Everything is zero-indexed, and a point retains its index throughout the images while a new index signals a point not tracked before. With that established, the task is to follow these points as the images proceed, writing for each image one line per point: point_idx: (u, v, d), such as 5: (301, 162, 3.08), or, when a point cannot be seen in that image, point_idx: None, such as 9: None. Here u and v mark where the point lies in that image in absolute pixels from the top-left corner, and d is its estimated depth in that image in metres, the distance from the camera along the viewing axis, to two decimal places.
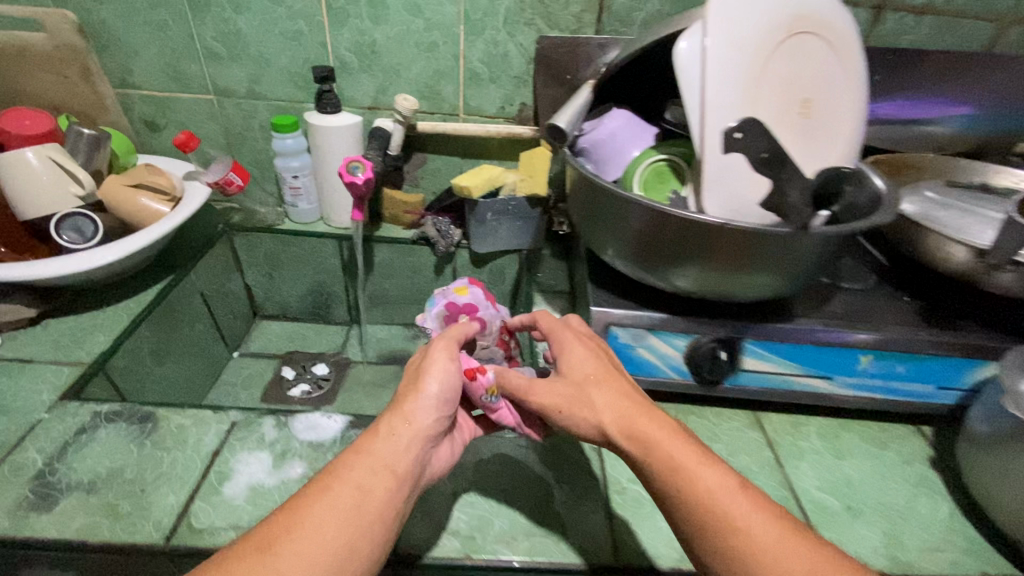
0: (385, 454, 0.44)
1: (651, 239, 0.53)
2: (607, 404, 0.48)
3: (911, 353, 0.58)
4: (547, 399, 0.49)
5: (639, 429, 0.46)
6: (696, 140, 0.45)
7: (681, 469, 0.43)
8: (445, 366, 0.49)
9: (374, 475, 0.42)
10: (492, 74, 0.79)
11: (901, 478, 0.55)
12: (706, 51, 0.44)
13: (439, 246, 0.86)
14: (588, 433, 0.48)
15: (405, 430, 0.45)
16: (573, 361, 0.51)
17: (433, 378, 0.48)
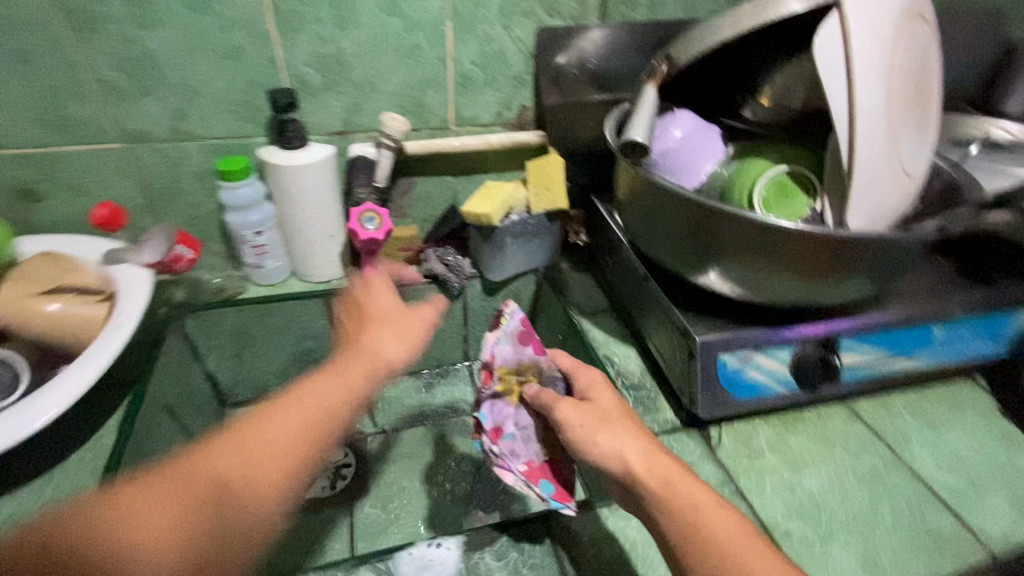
0: (313, 408, 0.40)
1: (750, 253, 0.49)
2: (631, 438, 0.45)
3: (977, 313, 0.60)
4: (576, 415, 0.47)
5: (662, 465, 0.43)
6: (845, 152, 0.40)
7: (702, 508, 0.40)
8: (409, 326, 0.49)
9: (307, 420, 0.39)
10: (488, 76, 0.67)
11: (993, 437, 0.58)
12: (850, 49, 0.39)
13: (452, 284, 0.74)
14: (604, 463, 0.44)
15: (337, 384, 0.42)
16: (598, 391, 0.50)
17: (392, 338, 0.47)
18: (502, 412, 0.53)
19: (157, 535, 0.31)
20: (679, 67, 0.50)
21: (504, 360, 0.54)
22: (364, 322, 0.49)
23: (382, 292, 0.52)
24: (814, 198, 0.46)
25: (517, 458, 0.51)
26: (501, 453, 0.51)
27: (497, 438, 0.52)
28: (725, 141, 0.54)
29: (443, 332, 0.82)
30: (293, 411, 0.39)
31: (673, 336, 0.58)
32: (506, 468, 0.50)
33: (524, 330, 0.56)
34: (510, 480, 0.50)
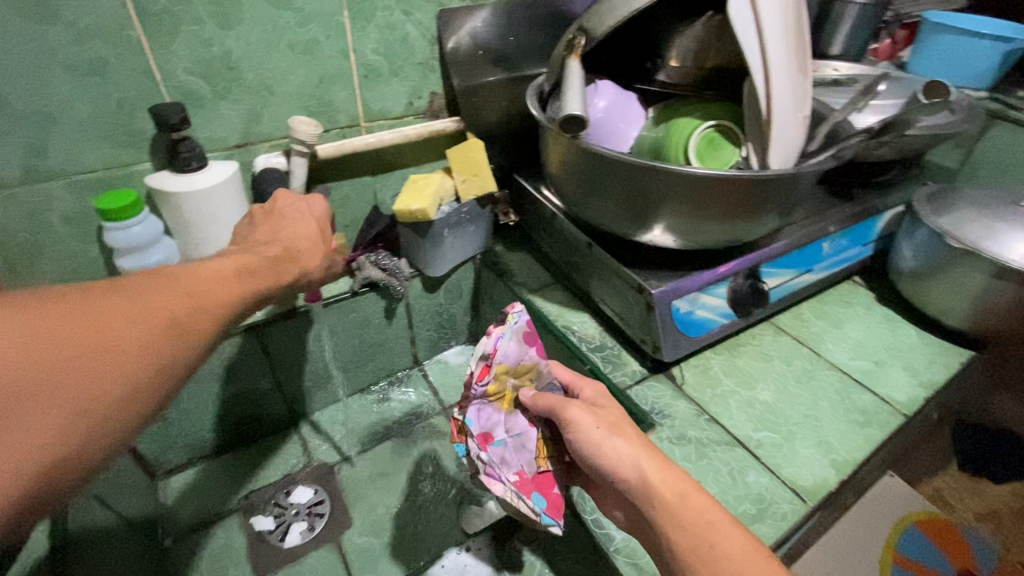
0: (229, 273, 0.39)
1: (687, 203, 0.53)
2: (644, 448, 0.45)
3: (852, 225, 0.71)
4: (595, 417, 0.47)
5: (675, 477, 0.43)
6: (763, 100, 0.46)
7: (715, 523, 0.41)
8: (309, 233, 0.50)
9: (236, 278, 0.39)
10: (393, 66, 0.64)
11: (878, 321, 0.71)
12: (757, 15, 0.44)
13: (394, 287, 0.71)
14: (619, 470, 0.44)
15: (260, 263, 0.43)
16: (607, 400, 0.51)
17: (294, 237, 0.48)
18: (490, 418, 0.51)
19: (108, 341, 0.29)
20: (596, 38, 0.52)
21: (504, 357, 0.51)
22: (263, 220, 0.51)
23: (303, 197, 0.52)
24: (738, 146, 0.51)
25: (507, 467, 0.49)
26: (490, 461, 0.48)
27: (485, 445, 0.50)
28: (642, 107, 0.58)
29: (388, 341, 0.79)
30: (209, 270, 0.38)
31: (627, 295, 0.61)
32: (497, 478, 0.47)
33: (530, 331, 0.52)
34: (499, 491, 0.47)
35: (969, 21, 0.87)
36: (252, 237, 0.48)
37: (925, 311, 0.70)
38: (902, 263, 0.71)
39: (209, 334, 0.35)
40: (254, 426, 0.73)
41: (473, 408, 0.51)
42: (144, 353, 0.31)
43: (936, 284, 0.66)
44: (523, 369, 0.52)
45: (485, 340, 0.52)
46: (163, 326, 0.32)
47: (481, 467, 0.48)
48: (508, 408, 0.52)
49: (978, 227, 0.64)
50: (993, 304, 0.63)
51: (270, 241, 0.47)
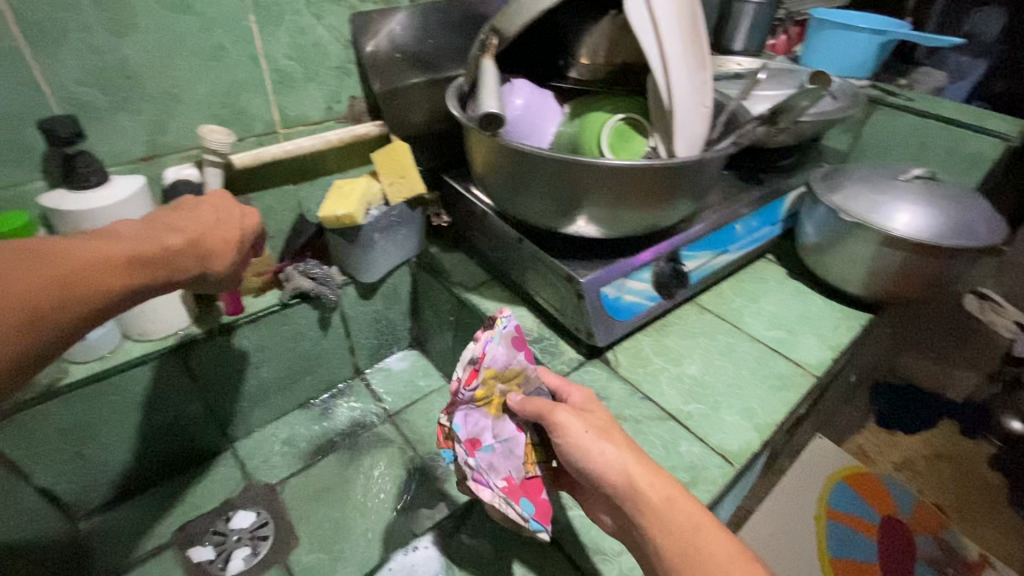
0: (115, 257, 0.36)
1: (608, 193, 0.56)
2: (630, 451, 0.46)
3: (761, 207, 0.77)
4: (584, 420, 0.48)
5: (662, 483, 0.44)
6: (664, 90, 0.49)
7: (701, 528, 0.42)
8: (230, 229, 0.47)
9: (121, 261, 0.36)
10: (308, 71, 0.63)
11: (790, 294, 0.77)
12: (652, 14, 0.47)
13: (326, 296, 0.69)
14: (608, 474, 0.45)
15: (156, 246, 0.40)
16: (596, 406, 0.51)
17: (210, 227, 0.45)
18: (478, 424, 0.51)
19: None
20: (507, 39, 0.54)
21: (493, 361, 0.51)
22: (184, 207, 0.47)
23: (237, 207, 0.49)
24: (646, 137, 0.54)
25: (495, 472, 0.50)
26: (478, 467, 0.49)
27: (473, 450, 0.50)
28: (559, 103, 0.60)
29: (326, 352, 0.77)
30: (88, 252, 0.35)
31: (560, 286, 0.63)
32: (485, 484, 0.48)
33: (519, 337, 0.53)
34: (488, 496, 0.48)
35: (848, 16, 0.96)
36: (170, 218, 0.44)
37: (829, 281, 0.77)
38: (806, 239, 0.77)
39: (73, 321, 0.33)
40: (185, 453, 0.70)
41: (460, 414, 0.51)
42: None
43: (835, 255, 0.73)
44: (511, 374, 0.52)
45: (474, 345, 0.52)
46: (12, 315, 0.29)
47: (469, 474, 0.49)
48: (496, 413, 0.52)
49: (867, 201, 0.70)
50: (883, 269, 0.70)
51: (187, 226, 0.44)
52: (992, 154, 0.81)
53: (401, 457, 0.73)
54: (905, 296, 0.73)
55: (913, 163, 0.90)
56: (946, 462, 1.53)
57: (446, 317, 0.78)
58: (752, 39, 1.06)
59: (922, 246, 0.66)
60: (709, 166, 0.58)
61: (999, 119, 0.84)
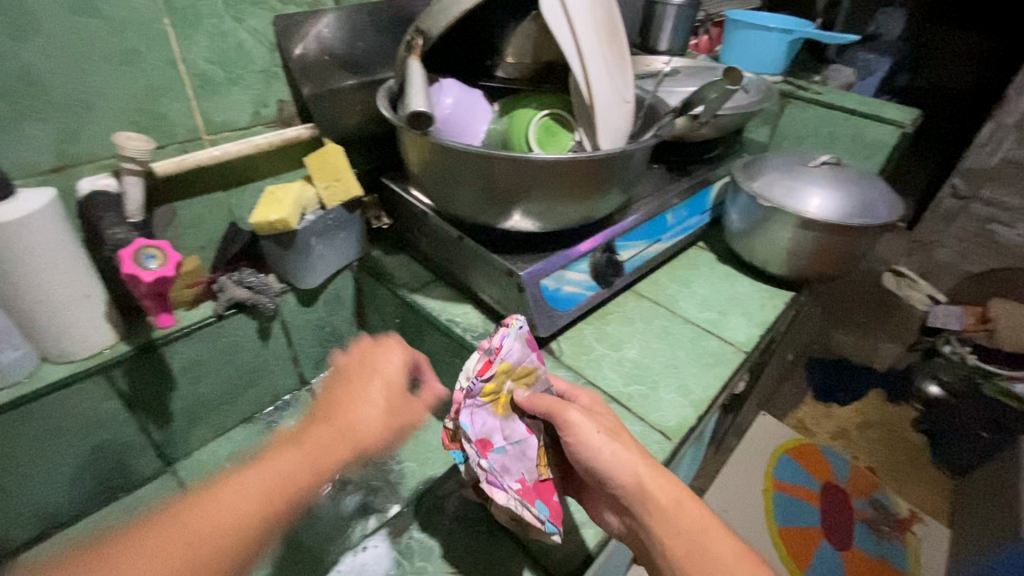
0: (298, 451, 0.46)
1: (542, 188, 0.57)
2: (642, 454, 0.49)
3: (688, 197, 0.81)
4: (594, 420, 0.51)
5: (674, 489, 0.48)
6: (584, 86, 0.51)
7: (707, 531, 0.46)
8: (414, 418, 0.53)
9: (316, 449, 0.46)
10: (231, 75, 0.62)
11: (719, 277, 0.82)
12: (567, 10, 0.49)
13: (263, 304, 0.68)
14: (620, 473, 0.48)
15: (331, 432, 0.48)
16: (600, 409, 0.54)
17: (399, 417, 0.51)
18: (488, 424, 0.51)
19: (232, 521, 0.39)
20: (432, 39, 0.55)
21: (508, 354, 0.52)
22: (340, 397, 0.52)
23: (375, 358, 0.56)
24: (571, 131, 0.56)
25: (508, 475, 0.50)
26: (493, 469, 0.48)
27: (485, 451, 0.49)
28: (488, 101, 0.61)
29: (268, 362, 0.75)
30: (292, 458, 0.45)
31: (500, 280, 0.64)
32: (500, 486, 0.48)
33: (531, 338, 0.55)
34: (502, 499, 0.47)
35: (758, 17, 1.03)
36: (332, 417, 0.49)
37: (754, 264, 0.82)
38: (731, 225, 0.82)
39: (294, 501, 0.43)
40: (119, 479, 0.66)
41: (469, 414, 0.50)
42: (248, 516, 0.40)
43: (758, 240, 0.78)
44: (523, 371, 0.54)
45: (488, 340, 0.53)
46: (263, 503, 0.41)
47: (484, 475, 0.48)
48: (502, 412, 0.52)
49: (784, 187, 0.75)
50: (801, 250, 0.75)
51: (340, 408, 0.50)
52: (889, 140, 0.89)
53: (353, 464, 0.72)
54: (821, 274, 0.79)
55: (824, 151, 0.97)
56: (875, 429, 1.71)
57: (391, 320, 0.78)
58: (676, 40, 1.12)
59: (834, 227, 0.71)
60: (635, 158, 0.61)
61: (894, 109, 0.92)
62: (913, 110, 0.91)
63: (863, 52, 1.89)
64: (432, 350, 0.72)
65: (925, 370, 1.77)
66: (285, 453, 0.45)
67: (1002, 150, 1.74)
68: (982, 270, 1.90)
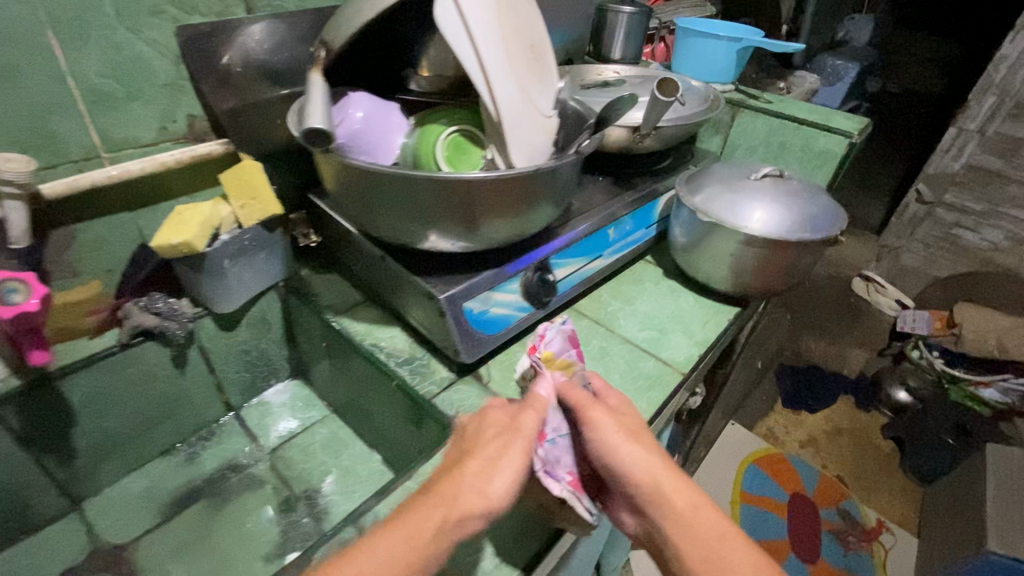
0: (406, 528, 0.41)
1: (467, 204, 0.53)
2: (665, 458, 0.50)
3: (630, 211, 0.79)
4: (619, 420, 0.52)
5: (690, 497, 0.49)
6: (490, 104, 0.47)
7: (726, 537, 0.46)
8: (514, 461, 0.45)
9: (424, 524, 0.41)
10: (130, 90, 0.57)
11: (663, 294, 0.80)
12: (468, 22, 0.44)
13: (171, 331, 0.64)
14: (640, 474, 0.49)
15: (439, 503, 0.42)
16: (634, 412, 0.55)
17: (499, 476, 0.44)
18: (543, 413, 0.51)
19: None
20: (335, 52, 0.51)
21: (551, 345, 0.59)
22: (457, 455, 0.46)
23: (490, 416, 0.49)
24: (483, 148, 0.53)
25: (561, 466, 0.51)
26: (546, 458, 0.49)
27: (541, 440, 0.50)
28: (404, 114, 0.57)
29: (186, 392, 0.71)
30: (401, 536, 0.40)
31: (422, 303, 0.61)
32: (554, 476, 0.49)
33: (573, 334, 0.62)
34: (557, 489, 0.48)
35: (709, 26, 1.01)
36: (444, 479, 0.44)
37: (698, 279, 0.80)
38: (676, 239, 0.80)
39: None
40: (14, 525, 0.60)
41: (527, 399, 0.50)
42: None
43: (701, 255, 0.76)
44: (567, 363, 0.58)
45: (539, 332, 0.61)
46: None
47: (540, 464, 0.49)
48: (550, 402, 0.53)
49: (729, 201, 0.73)
50: (743, 267, 0.73)
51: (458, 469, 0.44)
52: (837, 150, 0.87)
53: (276, 498, 0.68)
54: (765, 291, 0.77)
55: (776, 162, 0.96)
56: (844, 436, 1.73)
57: (319, 343, 0.74)
58: (630, 48, 1.11)
59: (776, 243, 0.69)
60: (566, 168, 0.58)
61: (843, 118, 0.90)
62: (862, 120, 0.89)
63: (831, 58, 1.93)
64: (358, 375, 0.69)
65: (894, 375, 1.75)
66: (398, 528, 0.41)
67: (965, 155, 1.73)
68: (948, 275, 1.90)
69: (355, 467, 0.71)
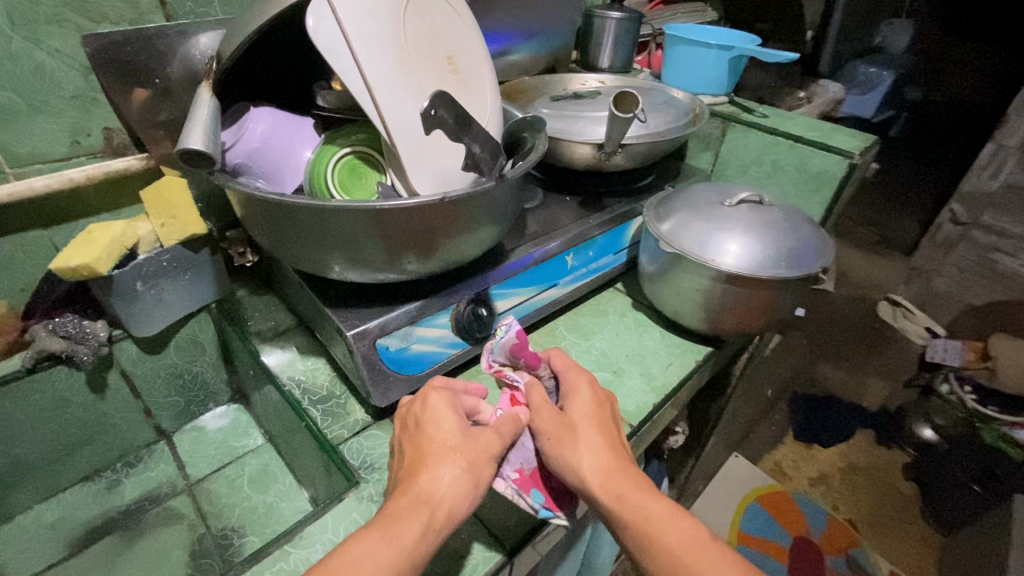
0: (391, 525, 0.38)
1: (378, 233, 0.47)
2: (592, 454, 0.46)
3: (594, 236, 0.71)
4: (545, 425, 0.48)
5: (623, 486, 0.44)
6: (379, 124, 0.41)
7: (653, 519, 0.42)
8: (490, 460, 0.43)
9: (410, 520, 0.38)
10: (32, 102, 0.54)
11: (626, 329, 0.72)
12: (346, 32, 0.39)
13: (81, 357, 0.60)
14: (567, 477, 0.46)
15: (425, 496, 0.40)
16: (578, 401, 0.50)
17: (473, 464, 0.42)
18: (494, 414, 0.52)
19: None
20: (228, 64, 0.46)
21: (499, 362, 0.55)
22: (418, 445, 0.43)
23: (445, 399, 0.46)
24: (384, 173, 0.49)
25: (509, 461, 0.49)
26: None
27: None
28: (316, 131, 0.52)
29: (109, 416, 0.68)
30: (390, 535, 0.37)
31: (336, 338, 0.55)
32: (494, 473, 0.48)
33: (519, 343, 0.54)
34: (500, 486, 0.48)
35: (702, 33, 0.93)
36: (417, 473, 0.41)
37: (666, 313, 0.72)
38: (643, 268, 0.72)
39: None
40: None
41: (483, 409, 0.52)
42: None
43: (667, 288, 0.69)
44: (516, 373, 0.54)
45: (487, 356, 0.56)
46: None
47: None
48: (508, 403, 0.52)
49: (699, 229, 0.65)
50: (712, 304, 0.65)
51: (428, 460, 0.42)
52: (837, 172, 0.78)
53: (189, 537, 0.64)
54: (740, 332, 0.69)
55: (770, 183, 0.87)
56: (860, 475, 1.59)
57: (251, 369, 0.70)
58: (620, 55, 1.04)
59: (746, 280, 0.61)
60: (500, 190, 0.51)
61: (846, 135, 0.81)
62: (867, 138, 0.79)
63: (862, 64, 1.80)
64: (280, 408, 0.64)
65: (917, 412, 1.60)
66: (382, 527, 0.38)
67: (1004, 174, 1.60)
68: (984, 302, 1.73)
69: (277, 507, 0.65)
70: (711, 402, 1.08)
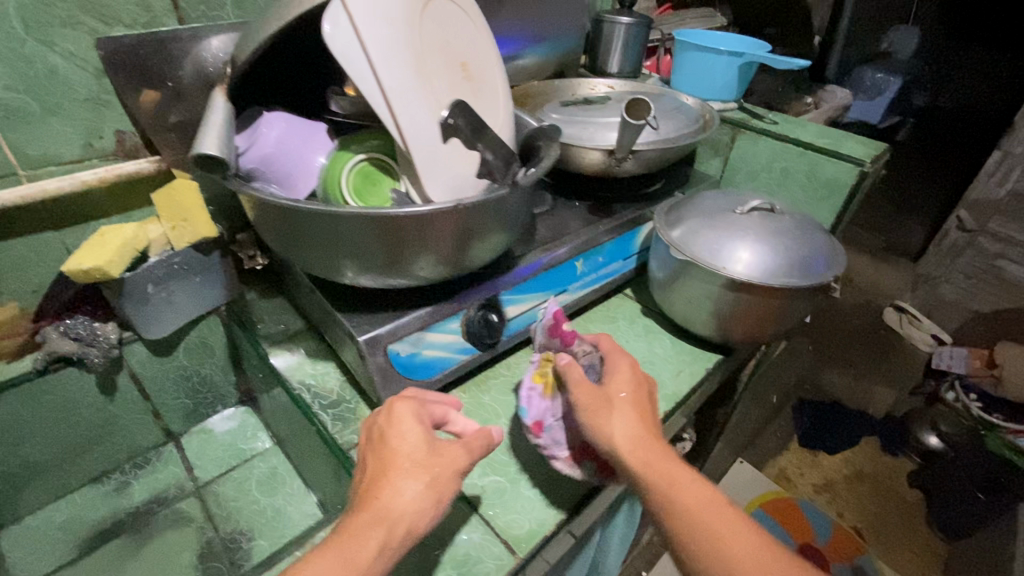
0: (346, 544, 0.38)
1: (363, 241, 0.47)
2: (624, 424, 0.47)
3: (604, 242, 0.71)
4: (580, 396, 0.49)
5: (652, 454, 0.46)
6: (394, 129, 0.41)
7: (676, 483, 0.45)
8: (455, 476, 0.43)
9: (365, 539, 0.38)
10: (46, 105, 0.54)
11: (636, 335, 0.72)
12: (361, 37, 0.39)
13: (92, 359, 0.61)
14: (597, 445, 0.47)
15: (382, 514, 0.39)
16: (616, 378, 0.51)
17: (436, 482, 0.42)
18: (540, 406, 0.53)
19: None
20: (242, 68, 0.46)
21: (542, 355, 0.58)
22: (381, 458, 0.43)
23: (411, 411, 0.45)
24: (397, 180, 0.48)
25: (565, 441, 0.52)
26: (546, 440, 0.52)
27: (540, 429, 0.52)
28: (329, 136, 0.52)
29: (117, 418, 0.68)
30: (344, 555, 0.37)
31: (347, 343, 0.55)
32: (555, 457, 0.51)
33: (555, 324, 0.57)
34: (561, 467, 0.51)
35: (711, 38, 0.93)
36: (377, 489, 0.41)
37: (676, 320, 0.72)
38: (653, 274, 0.72)
39: None
40: None
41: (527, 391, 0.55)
42: None
43: (677, 295, 0.68)
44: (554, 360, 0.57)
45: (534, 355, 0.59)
46: None
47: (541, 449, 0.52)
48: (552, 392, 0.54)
49: (711, 234, 0.65)
50: (723, 311, 0.65)
51: (390, 475, 0.41)
52: (847, 180, 0.78)
53: (197, 540, 0.64)
54: (750, 339, 0.69)
55: (779, 189, 0.86)
56: (865, 482, 1.58)
57: (260, 371, 0.70)
58: (628, 59, 1.04)
59: (758, 287, 0.61)
60: (512, 195, 0.51)
61: (857, 143, 0.81)
62: (878, 146, 0.79)
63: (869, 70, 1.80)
64: (289, 412, 0.64)
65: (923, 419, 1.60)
66: (336, 547, 0.37)
67: (1012, 181, 1.59)
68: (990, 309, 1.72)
69: (285, 510, 0.65)
70: (717, 408, 1.08)
